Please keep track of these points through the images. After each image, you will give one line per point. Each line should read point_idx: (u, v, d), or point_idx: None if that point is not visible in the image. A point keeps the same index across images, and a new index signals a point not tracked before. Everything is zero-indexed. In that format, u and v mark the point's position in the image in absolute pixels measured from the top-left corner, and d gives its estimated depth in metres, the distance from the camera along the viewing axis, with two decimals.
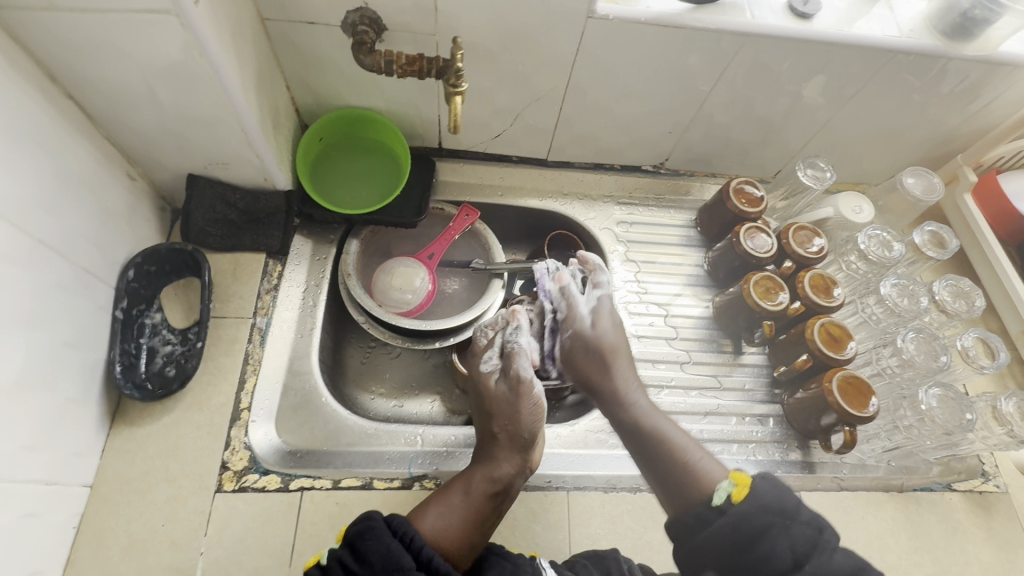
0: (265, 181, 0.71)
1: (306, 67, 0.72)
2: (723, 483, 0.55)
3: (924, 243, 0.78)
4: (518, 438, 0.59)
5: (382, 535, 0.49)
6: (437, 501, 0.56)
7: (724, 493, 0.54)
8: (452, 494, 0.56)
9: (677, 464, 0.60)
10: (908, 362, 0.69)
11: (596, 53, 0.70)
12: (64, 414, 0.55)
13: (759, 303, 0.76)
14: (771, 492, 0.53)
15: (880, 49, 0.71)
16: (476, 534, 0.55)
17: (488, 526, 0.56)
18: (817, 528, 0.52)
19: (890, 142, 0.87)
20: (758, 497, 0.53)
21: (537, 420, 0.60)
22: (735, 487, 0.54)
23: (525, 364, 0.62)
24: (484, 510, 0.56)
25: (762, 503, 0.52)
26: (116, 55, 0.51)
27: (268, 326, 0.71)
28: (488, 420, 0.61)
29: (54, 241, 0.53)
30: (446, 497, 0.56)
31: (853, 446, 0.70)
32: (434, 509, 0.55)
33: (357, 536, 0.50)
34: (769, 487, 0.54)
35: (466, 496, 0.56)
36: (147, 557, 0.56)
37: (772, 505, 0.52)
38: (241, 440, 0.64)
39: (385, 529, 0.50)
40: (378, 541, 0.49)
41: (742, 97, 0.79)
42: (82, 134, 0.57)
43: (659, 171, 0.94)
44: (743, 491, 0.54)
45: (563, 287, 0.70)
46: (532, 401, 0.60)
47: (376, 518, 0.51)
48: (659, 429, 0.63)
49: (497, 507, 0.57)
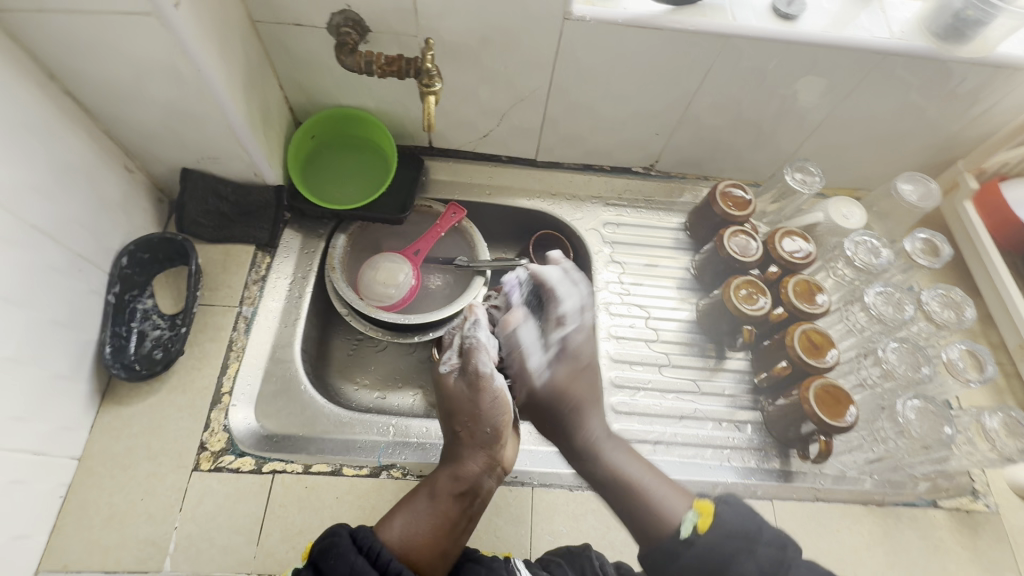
0: (255, 176, 0.75)
1: (297, 68, 0.75)
2: (688, 514, 0.54)
3: (915, 251, 0.75)
4: (480, 434, 0.59)
5: (347, 552, 0.48)
6: (403, 509, 0.55)
7: (690, 524, 0.53)
8: (417, 502, 0.56)
9: (639, 505, 0.57)
10: (889, 372, 0.67)
11: (576, 54, 0.71)
12: (54, 389, 0.58)
13: (739, 308, 0.75)
14: (736, 518, 0.52)
15: (868, 50, 0.69)
16: (446, 539, 0.54)
17: (457, 530, 0.55)
18: (781, 547, 0.51)
19: (888, 147, 0.85)
20: (723, 524, 0.51)
21: (501, 414, 0.60)
22: (700, 517, 0.53)
23: (484, 360, 0.61)
24: (452, 513, 0.55)
25: (728, 530, 0.51)
26: (105, 54, 0.54)
27: (253, 315, 0.74)
28: (450, 419, 0.61)
29: (45, 225, 0.57)
30: (412, 505, 0.56)
31: (829, 455, 0.69)
32: (401, 518, 0.54)
33: (319, 554, 0.48)
34: (734, 514, 0.52)
35: (431, 501, 0.55)
36: (124, 528, 0.59)
37: (738, 531, 0.51)
38: (220, 422, 0.67)
39: (350, 545, 0.49)
40: (341, 560, 0.48)
41: (729, 99, 0.78)
42: (80, 129, 0.61)
43: (650, 173, 0.94)
44: (708, 521, 0.52)
45: (513, 328, 0.65)
46: (492, 395, 0.60)
47: (340, 534, 0.49)
48: (621, 472, 0.60)
49: (466, 509, 0.57)
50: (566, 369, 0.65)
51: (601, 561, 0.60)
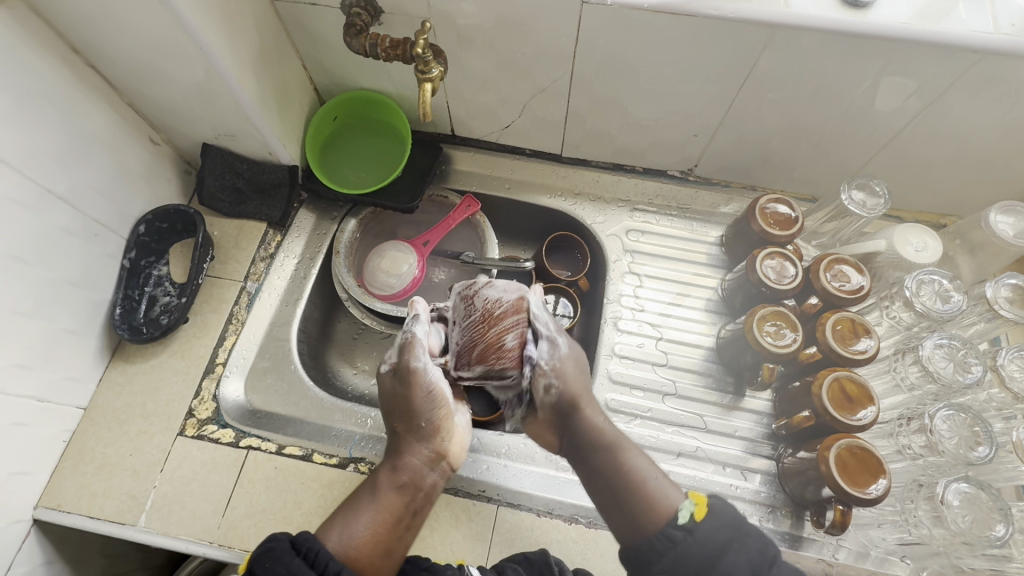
0: (269, 154, 0.76)
1: (317, 50, 0.74)
2: (684, 502, 0.52)
3: (998, 298, 0.62)
4: (419, 426, 0.57)
5: (283, 555, 0.47)
6: (344, 511, 0.54)
7: (687, 512, 0.51)
8: (358, 501, 0.54)
9: (630, 487, 0.53)
10: (934, 445, 0.56)
11: (599, 42, 0.64)
12: (62, 343, 0.63)
13: (760, 342, 0.66)
14: (727, 508, 0.51)
15: (962, 48, 0.56)
16: (390, 536, 0.53)
17: (402, 526, 0.54)
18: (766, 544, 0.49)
19: (984, 167, 0.70)
20: (717, 517, 0.50)
21: (436, 407, 0.57)
22: (696, 506, 0.51)
23: (422, 356, 0.57)
24: (395, 508, 0.54)
25: (723, 521, 0.50)
26: (117, 30, 0.56)
27: (257, 291, 0.76)
28: (389, 418, 0.59)
29: (61, 190, 0.61)
30: (353, 505, 0.54)
31: (844, 527, 0.58)
32: (342, 519, 0.53)
33: (256, 560, 0.48)
34: (725, 503, 0.52)
35: (373, 498, 0.54)
36: (111, 480, 0.63)
37: (732, 523, 0.50)
38: (211, 391, 0.69)
39: (288, 548, 0.48)
40: (278, 563, 0.47)
41: (782, 99, 0.68)
42: (102, 100, 0.64)
43: (688, 178, 0.85)
44: (704, 510, 0.51)
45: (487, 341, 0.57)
46: (425, 389, 0.56)
47: (278, 539, 0.49)
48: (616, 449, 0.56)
49: (409, 502, 0.55)
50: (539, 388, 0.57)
51: (561, 567, 0.55)
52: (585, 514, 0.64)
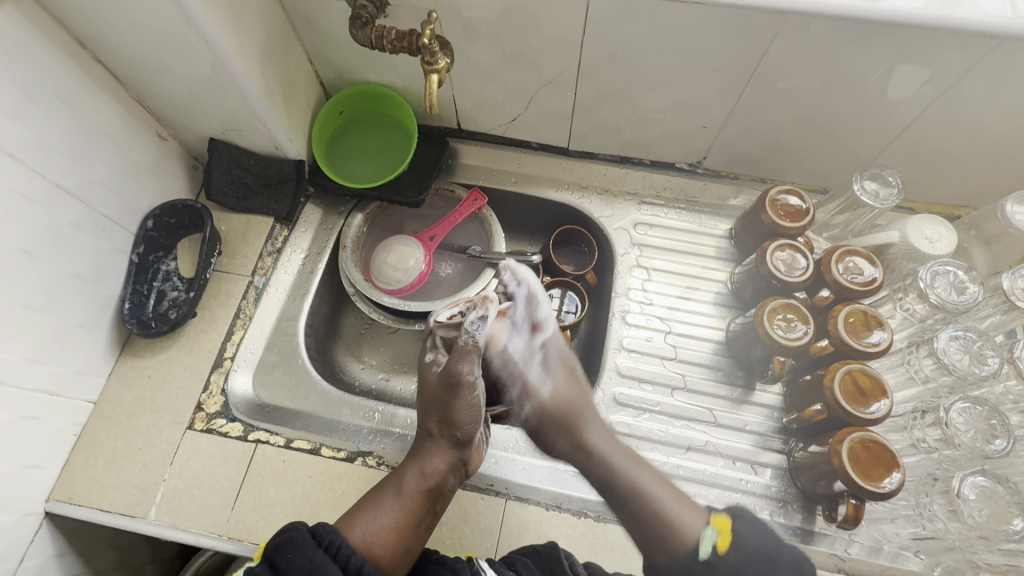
0: (276, 149, 0.76)
1: (322, 44, 0.74)
2: (707, 531, 0.51)
3: (1015, 289, 0.60)
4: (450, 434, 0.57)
5: (305, 546, 0.47)
6: (368, 507, 0.54)
7: (709, 544, 0.50)
8: (383, 496, 0.54)
9: (649, 514, 0.54)
10: (950, 439, 0.55)
11: (607, 32, 0.64)
12: (72, 337, 0.63)
13: (772, 335, 0.65)
14: (752, 535, 0.50)
15: (978, 33, 0.55)
16: (410, 536, 0.53)
17: (422, 525, 0.54)
18: (796, 567, 0.49)
19: (1001, 157, 0.69)
20: (742, 546, 0.50)
21: (465, 426, 0.57)
22: (719, 535, 0.51)
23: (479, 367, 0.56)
24: (418, 509, 0.54)
25: (748, 553, 0.49)
26: (123, 24, 0.56)
27: (264, 285, 0.76)
28: (424, 414, 0.59)
29: (70, 185, 0.61)
30: (378, 503, 0.54)
31: (858, 522, 0.58)
32: (367, 515, 0.53)
33: (274, 550, 0.48)
34: (752, 529, 0.51)
35: (398, 496, 0.54)
36: (121, 473, 0.64)
37: (760, 552, 0.49)
38: (219, 385, 0.70)
39: (308, 539, 0.48)
40: (298, 554, 0.47)
41: (793, 88, 0.67)
42: (110, 95, 0.64)
43: (697, 170, 0.84)
44: (727, 540, 0.50)
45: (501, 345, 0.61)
46: (469, 403, 0.56)
47: (298, 529, 0.49)
48: (632, 478, 0.57)
49: (431, 505, 0.56)
50: (563, 380, 0.65)
51: (571, 561, 0.55)
52: (594, 508, 0.63)
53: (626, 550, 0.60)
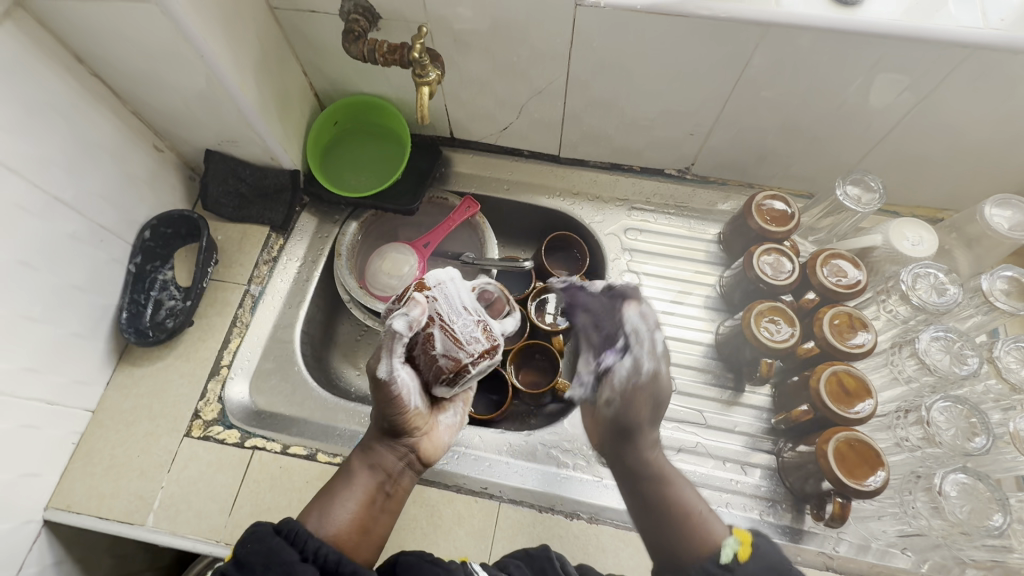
0: (271, 159, 0.78)
1: (316, 56, 0.75)
2: (728, 539, 0.48)
3: (993, 290, 0.62)
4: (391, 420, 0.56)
5: (267, 538, 0.47)
6: (321, 497, 0.54)
7: (730, 550, 0.47)
8: (330, 492, 0.54)
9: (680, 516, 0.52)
10: (932, 437, 0.56)
11: (593, 45, 0.65)
12: (70, 347, 0.64)
13: (758, 336, 0.66)
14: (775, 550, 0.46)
15: (952, 43, 0.57)
16: (366, 516, 0.53)
17: (377, 506, 0.55)
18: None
19: (979, 161, 0.71)
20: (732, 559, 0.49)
21: (403, 411, 0.56)
22: (740, 545, 0.47)
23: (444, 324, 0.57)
24: (369, 492, 0.55)
25: (767, 561, 0.45)
26: (121, 40, 0.58)
27: (260, 294, 0.77)
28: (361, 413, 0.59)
29: (68, 198, 0.62)
30: (329, 493, 0.54)
31: (843, 520, 0.59)
32: (320, 504, 0.53)
33: (240, 545, 0.47)
34: (772, 545, 0.47)
35: (345, 487, 0.54)
36: (119, 481, 0.64)
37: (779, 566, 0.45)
38: (216, 393, 0.71)
39: (268, 530, 0.48)
40: (259, 543, 0.47)
41: (776, 97, 0.68)
42: (107, 108, 0.65)
43: (685, 176, 0.85)
44: (748, 551, 0.47)
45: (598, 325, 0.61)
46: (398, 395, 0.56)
47: (263, 522, 0.48)
48: (668, 485, 0.55)
49: (383, 485, 0.56)
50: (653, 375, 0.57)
51: (561, 563, 0.55)
52: (586, 509, 0.65)
53: (618, 551, 0.61)
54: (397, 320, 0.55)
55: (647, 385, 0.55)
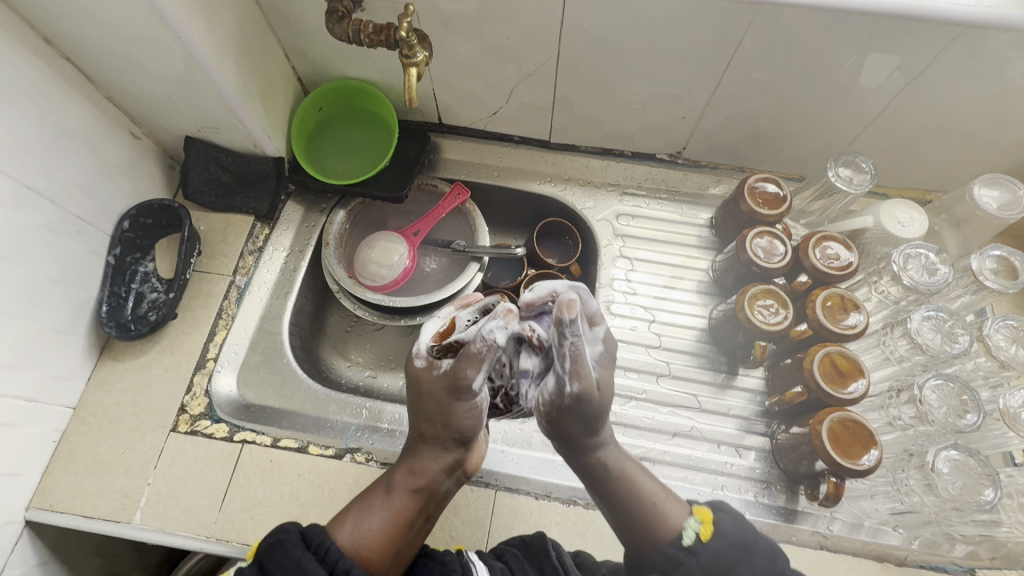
0: (254, 146, 0.76)
1: (298, 38, 0.73)
2: (691, 520, 0.51)
3: (982, 269, 0.63)
4: (445, 434, 0.54)
5: (293, 549, 0.46)
6: (357, 508, 0.52)
7: (692, 531, 0.50)
8: (372, 499, 0.53)
9: (636, 510, 0.52)
10: (924, 415, 0.57)
11: (584, 25, 0.64)
12: (48, 342, 0.62)
13: (752, 320, 0.66)
14: (734, 527, 0.50)
15: (945, 21, 0.56)
16: (401, 538, 0.51)
17: (413, 529, 0.52)
18: (772, 557, 0.49)
19: (968, 142, 0.71)
20: (724, 536, 0.49)
21: (471, 424, 0.54)
22: (702, 525, 0.51)
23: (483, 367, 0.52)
24: (409, 512, 0.52)
25: (728, 541, 0.49)
26: (92, 20, 0.55)
27: (246, 285, 0.75)
28: (416, 412, 0.56)
29: (41, 186, 0.59)
30: (366, 502, 0.52)
31: (838, 498, 0.60)
32: (355, 514, 0.52)
33: (266, 552, 0.46)
34: (731, 521, 0.51)
35: (386, 498, 0.52)
36: (104, 479, 0.62)
37: (739, 540, 0.49)
38: (203, 387, 0.69)
39: (297, 540, 0.47)
40: (287, 556, 0.45)
41: (768, 78, 0.68)
42: (79, 92, 0.63)
43: (677, 161, 0.85)
44: (709, 528, 0.50)
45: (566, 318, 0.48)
46: (469, 408, 0.54)
47: (289, 530, 0.47)
48: (626, 473, 0.54)
49: (424, 507, 0.53)
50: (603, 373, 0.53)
51: (559, 553, 0.55)
52: (583, 496, 0.64)
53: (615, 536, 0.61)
54: (491, 340, 0.51)
55: (580, 404, 0.51)
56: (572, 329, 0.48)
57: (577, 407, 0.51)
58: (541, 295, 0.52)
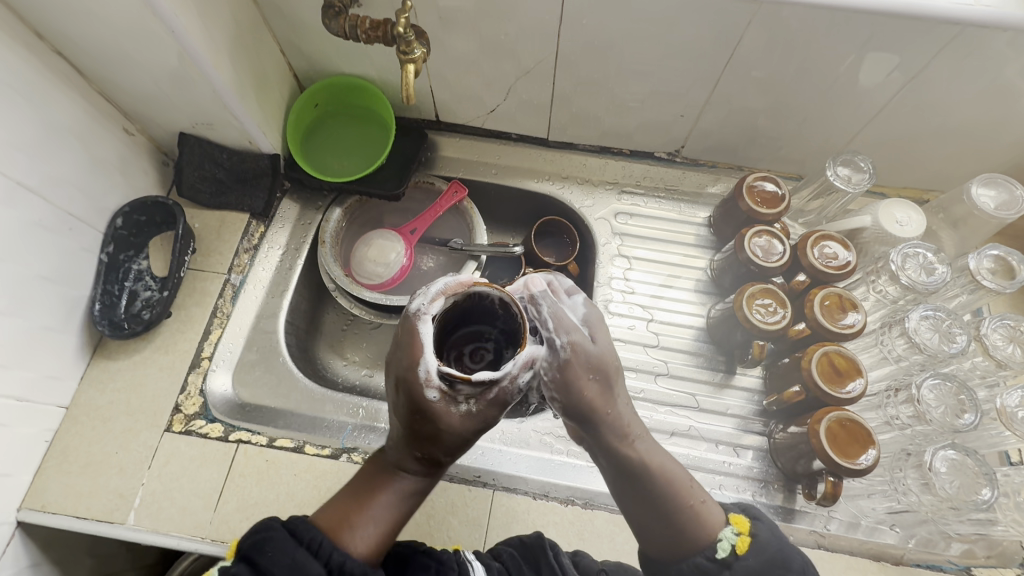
0: (250, 143, 0.75)
1: (294, 34, 0.72)
2: (726, 531, 0.48)
3: (980, 269, 0.63)
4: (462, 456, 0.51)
5: (285, 547, 0.43)
6: (369, 512, 0.47)
7: (727, 543, 0.48)
8: (385, 506, 0.48)
9: (676, 505, 0.49)
10: (922, 414, 0.57)
11: (583, 22, 0.64)
12: (40, 341, 0.61)
13: (750, 320, 0.66)
14: (772, 540, 0.47)
15: (944, 21, 0.56)
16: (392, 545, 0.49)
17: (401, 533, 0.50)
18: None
19: (965, 141, 0.71)
20: (762, 548, 0.47)
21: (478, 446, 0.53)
22: (738, 536, 0.48)
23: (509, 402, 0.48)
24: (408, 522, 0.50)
25: (765, 554, 0.46)
26: (84, 15, 0.54)
27: (241, 283, 0.75)
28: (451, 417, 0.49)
29: (32, 182, 0.58)
30: (380, 508, 0.48)
31: (836, 498, 0.59)
32: (366, 520, 0.47)
33: (252, 548, 0.44)
34: (768, 531, 0.48)
35: (399, 509, 0.48)
36: (97, 479, 0.62)
37: (776, 556, 0.46)
38: (198, 386, 0.68)
39: (288, 537, 0.44)
40: (280, 553, 0.43)
41: (767, 77, 0.68)
42: (71, 87, 0.62)
43: (675, 159, 0.85)
44: (746, 541, 0.48)
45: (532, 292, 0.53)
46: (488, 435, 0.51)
47: (275, 528, 0.45)
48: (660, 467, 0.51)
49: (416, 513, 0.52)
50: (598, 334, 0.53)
51: (557, 553, 0.55)
52: (580, 496, 0.64)
53: (613, 536, 0.61)
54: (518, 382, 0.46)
55: (576, 358, 0.50)
56: (545, 298, 0.53)
57: (575, 363, 0.50)
58: (514, 287, 0.53)
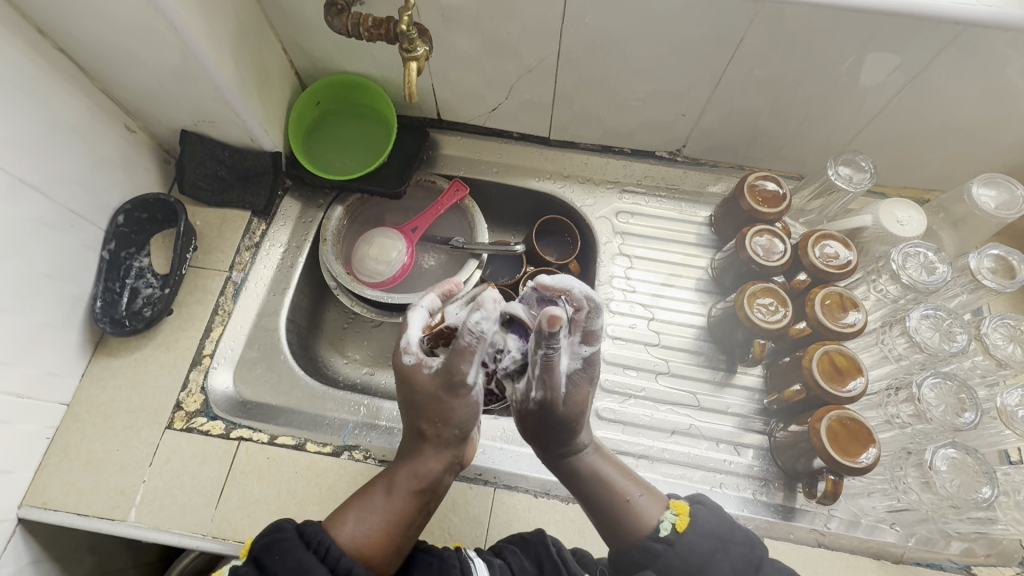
0: (252, 141, 0.75)
1: (296, 32, 0.72)
2: (667, 512, 0.52)
3: (980, 268, 0.63)
4: (447, 430, 0.53)
5: (293, 548, 0.46)
6: (357, 505, 0.52)
7: (669, 523, 0.51)
8: (374, 499, 0.52)
9: (611, 506, 0.54)
10: (922, 413, 0.57)
11: (585, 21, 0.64)
12: (41, 337, 0.61)
13: (751, 319, 0.66)
14: (712, 520, 0.51)
15: (946, 20, 0.56)
16: (399, 534, 0.51)
17: (411, 523, 0.52)
18: (750, 548, 0.50)
19: (966, 141, 0.72)
20: (701, 526, 0.50)
21: (469, 419, 0.54)
22: (678, 516, 0.52)
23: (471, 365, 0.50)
24: (409, 510, 0.52)
25: (704, 531, 0.50)
26: (87, 11, 0.54)
27: (243, 281, 0.75)
28: (413, 410, 0.54)
29: (35, 179, 0.58)
30: (367, 500, 0.52)
31: (836, 497, 0.60)
32: (355, 514, 0.51)
33: (263, 549, 0.46)
34: (709, 513, 0.52)
35: (387, 499, 0.52)
36: (98, 476, 0.62)
37: (716, 531, 0.50)
38: (199, 384, 0.68)
39: (295, 539, 0.47)
40: (287, 555, 0.45)
41: (769, 76, 0.68)
42: (73, 84, 0.62)
43: (676, 158, 0.85)
44: (685, 520, 0.51)
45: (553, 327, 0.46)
46: (466, 403, 0.53)
47: (285, 529, 0.47)
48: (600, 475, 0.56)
49: (423, 504, 0.53)
50: (580, 384, 0.53)
51: (558, 549, 0.55)
52: None
53: None
54: (478, 332, 0.47)
55: (548, 403, 0.53)
56: (555, 342, 0.48)
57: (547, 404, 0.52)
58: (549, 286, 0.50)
